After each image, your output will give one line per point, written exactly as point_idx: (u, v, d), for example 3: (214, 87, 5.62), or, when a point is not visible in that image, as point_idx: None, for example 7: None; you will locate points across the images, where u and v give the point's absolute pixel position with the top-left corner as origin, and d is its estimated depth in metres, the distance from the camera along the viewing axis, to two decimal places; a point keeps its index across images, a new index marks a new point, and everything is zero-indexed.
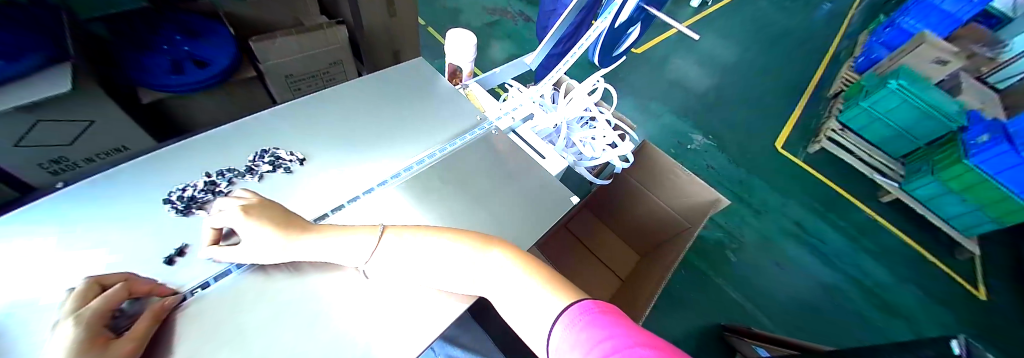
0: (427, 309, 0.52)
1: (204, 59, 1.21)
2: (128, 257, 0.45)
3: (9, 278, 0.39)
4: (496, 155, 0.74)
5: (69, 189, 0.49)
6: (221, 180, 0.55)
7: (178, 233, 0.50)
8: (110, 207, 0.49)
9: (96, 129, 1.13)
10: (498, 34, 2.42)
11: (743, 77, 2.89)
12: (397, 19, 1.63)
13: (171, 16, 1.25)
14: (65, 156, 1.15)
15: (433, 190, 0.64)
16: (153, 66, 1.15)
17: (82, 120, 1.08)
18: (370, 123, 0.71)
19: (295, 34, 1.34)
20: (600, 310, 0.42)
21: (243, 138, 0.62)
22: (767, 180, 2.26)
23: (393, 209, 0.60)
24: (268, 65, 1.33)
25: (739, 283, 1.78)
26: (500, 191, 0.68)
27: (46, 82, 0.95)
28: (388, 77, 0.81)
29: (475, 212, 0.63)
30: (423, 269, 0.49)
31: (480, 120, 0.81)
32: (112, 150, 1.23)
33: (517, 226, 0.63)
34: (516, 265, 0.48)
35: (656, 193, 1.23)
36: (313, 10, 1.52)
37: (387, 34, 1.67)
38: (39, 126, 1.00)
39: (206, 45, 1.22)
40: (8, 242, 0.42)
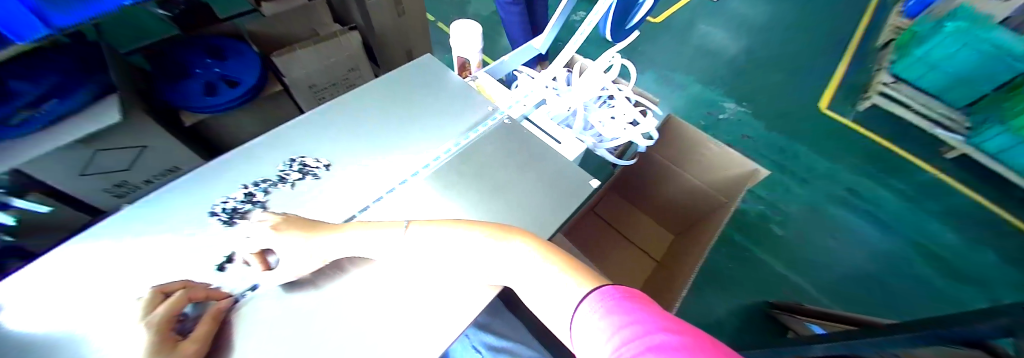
0: (456, 299, 0.52)
1: (233, 78, 1.27)
2: (183, 265, 0.49)
3: (95, 286, 0.46)
4: (513, 143, 0.72)
5: (136, 203, 0.54)
6: (258, 190, 0.58)
7: (220, 245, 0.52)
8: (163, 220, 0.53)
9: (148, 153, 1.24)
10: None
11: (776, 36, 2.66)
12: (406, 18, 1.66)
13: (195, 39, 1.30)
14: (127, 180, 1.28)
15: (454, 183, 0.64)
16: (187, 90, 1.21)
17: (136, 147, 1.19)
18: (387, 123, 0.72)
19: (306, 48, 1.36)
20: (624, 295, 0.38)
21: (270, 148, 0.65)
22: (809, 146, 2.08)
23: (418, 203, 0.61)
24: (293, 78, 1.39)
25: (784, 257, 1.67)
26: (520, 179, 0.65)
27: (97, 114, 1.03)
28: (400, 76, 0.81)
29: (494, 202, 0.61)
30: (448, 259, 0.50)
31: (492, 110, 0.77)
32: (166, 171, 1.34)
33: (539, 213, 0.61)
34: (540, 256, 0.47)
35: (686, 170, 1.18)
36: (326, 18, 1.56)
37: (399, 34, 1.70)
38: (98, 155, 1.12)
39: (231, 65, 1.28)
40: (86, 255, 0.48)
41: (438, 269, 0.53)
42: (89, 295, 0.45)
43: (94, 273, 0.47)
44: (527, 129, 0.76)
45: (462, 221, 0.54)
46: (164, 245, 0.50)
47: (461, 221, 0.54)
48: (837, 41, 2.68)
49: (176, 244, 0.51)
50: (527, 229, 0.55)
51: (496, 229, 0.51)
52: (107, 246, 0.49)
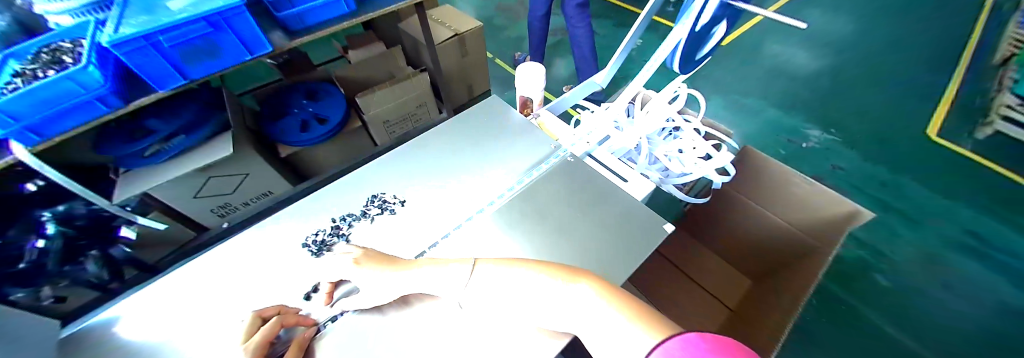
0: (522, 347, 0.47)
1: (322, 116, 1.47)
2: (280, 294, 0.54)
3: (215, 308, 0.53)
4: (575, 180, 0.71)
5: (245, 232, 0.64)
6: (343, 223, 0.64)
7: (312, 273, 0.57)
8: (269, 250, 0.61)
9: (249, 180, 1.43)
10: (559, 53, 2.46)
11: (861, 56, 2.39)
12: (468, 58, 1.86)
13: (295, 86, 1.55)
14: (229, 202, 1.47)
15: (522, 220, 0.63)
16: (286, 125, 1.43)
17: (239, 173, 1.37)
18: (455, 161, 0.77)
19: (383, 88, 1.53)
20: (710, 346, 0.27)
21: (357, 185, 0.72)
22: (918, 180, 1.76)
23: (484, 239, 0.60)
24: (370, 115, 1.55)
25: (900, 316, 1.36)
26: (584, 218, 0.63)
27: (210, 146, 1.23)
28: (468, 118, 0.88)
29: (559, 243, 0.59)
30: (513, 300, 0.47)
31: (555, 148, 0.78)
32: (260, 195, 1.52)
33: (607, 256, 0.57)
34: (608, 302, 0.42)
35: (768, 207, 1.07)
36: (401, 63, 1.73)
37: (462, 72, 1.88)
38: (211, 180, 1.32)
39: (322, 104, 1.49)
40: (218, 277, 0.58)
41: (500, 313, 0.49)
42: (204, 313, 0.53)
43: (212, 293, 0.55)
44: (594, 169, 0.74)
45: (524, 259, 0.52)
46: (265, 271, 0.58)
47: (521, 260, 0.52)
48: (944, 60, 2.32)
49: (273, 270, 0.58)
50: (593, 272, 0.51)
51: (561, 273, 0.48)
52: (224, 267, 0.59)
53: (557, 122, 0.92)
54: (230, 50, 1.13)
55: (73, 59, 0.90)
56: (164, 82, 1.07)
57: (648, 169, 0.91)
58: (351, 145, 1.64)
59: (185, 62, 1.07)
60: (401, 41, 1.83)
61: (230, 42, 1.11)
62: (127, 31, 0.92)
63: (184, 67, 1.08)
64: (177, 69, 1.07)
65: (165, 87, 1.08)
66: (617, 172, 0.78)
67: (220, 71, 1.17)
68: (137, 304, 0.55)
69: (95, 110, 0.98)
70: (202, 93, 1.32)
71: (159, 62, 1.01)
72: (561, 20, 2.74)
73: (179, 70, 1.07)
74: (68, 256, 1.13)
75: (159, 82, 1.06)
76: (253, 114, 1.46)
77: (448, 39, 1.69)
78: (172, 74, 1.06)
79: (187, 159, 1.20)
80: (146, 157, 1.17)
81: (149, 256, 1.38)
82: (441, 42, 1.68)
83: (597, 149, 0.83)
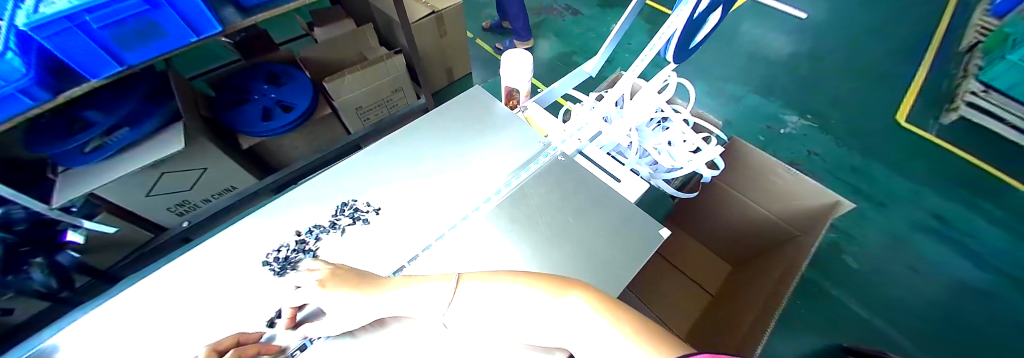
0: None
1: (288, 103, 1.34)
2: (241, 320, 0.49)
3: (161, 341, 0.47)
4: (568, 181, 0.67)
5: (198, 249, 0.57)
6: (310, 238, 0.59)
7: (278, 295, 0.52)
8: (226, 270, 0.54)
9: (208, 175, 1.30)
10: (544, 33, 2.34)
11: (840, 41, 2.43)
12: (447, 39, 1.73)
13: (254, 68, 1.39)
14: (188, 199, 1.36)
15: (512, 229, 0.59)
16: (247, 114, 1.30)
17: (196, 168, 1.25)
18: (435, 161, 0.70)
19: (353, 72, 1.40)
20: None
21: (325, 193, 0.66)
22: (884, 164, 1.85)
23: (472, 250, 0.56)
24: (341, 101, 1.43)
25: (860, 293, 1.47)
26: (577, 223, 0.60)
27: (156, 140, 1.09)
28: (448, 111, 0.81)
29: (554, 250, 0.56)
30: (503, 319, 0.42)
31: (544, 146, 0.74)
32: (224, 190, 1.41)
33: (603, 264, 0.54)
34: (603, 315, 0.38)
35: (751, 197, 1.08)
36: (373, 43, 1.58)
37: (440, 53, 1.76)
38: (163, 177, 1.19)
39: (287, 90, 1.36)
40: (162, 303, 0.51)
41: (488, 330, 0.44)
42: (165, 339, 0.47)
43: (176, 314, 0.49)
44: (587, 171, 0.70)
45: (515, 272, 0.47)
46: (225, 293, 0.52)
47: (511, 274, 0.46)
48: (914, 46, 2.39)
49: (236, 291, 0.52)
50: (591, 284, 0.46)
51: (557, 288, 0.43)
52: (185, 285, 0.52)
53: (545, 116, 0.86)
54: (173, 30, 0.98)
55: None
56: (97, 70, 0.92)
57: (638, 164, 0.88)
58: (324, 132, 1.53)
59: (119, 45, 0.92)
60: (374, 18, 1.67)
61: (171, 21, 0.95)
62: (46, 10, 0.76)
63: (119, 51, 0.93)
64: (111, 54, 0.92)
65: (99, 75, 0.93)
66: (607, 170, 0.75)
67: (163, 55, 1.02)
68: (87, 330, 0.48)
69: (16, 104, 0.84)
70: (142, 79, 1.16)
71: (89, 47, 0.86)
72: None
73: (114, 56, 0.93)
74: (7, 267, 1.01)
75: (90, 70, 0.91)
76: (206, 101, 1.30)
77: (424, 18, 1.56)
78: (106, 60, 0.92)
79: (131, 156, 1.06)
80: (86, 154, 1.02)
81: (99, 262, 1.26)
82: (417, 21, 1.55)
83: (588, 146, 0.79)
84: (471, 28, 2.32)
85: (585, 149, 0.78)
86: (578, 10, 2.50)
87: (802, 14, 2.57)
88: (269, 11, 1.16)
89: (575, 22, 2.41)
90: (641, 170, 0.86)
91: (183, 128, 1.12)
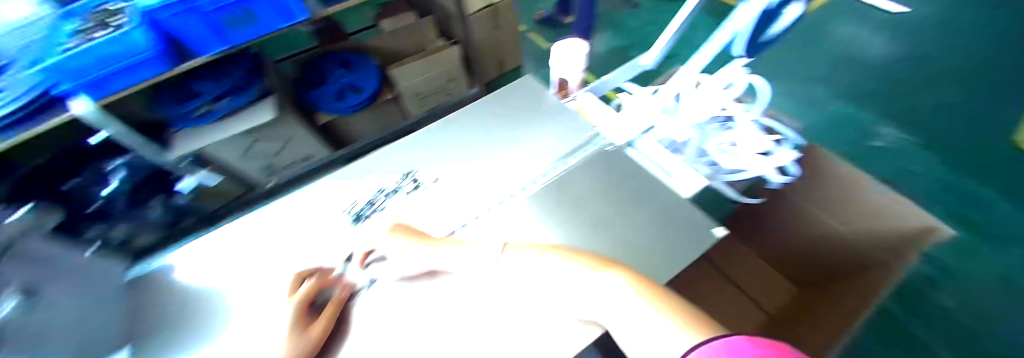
0: (546, 334, 0.43)
1: (358, 86, 1.49)
2: (317, 260, 0.56)
3: (256, 269, 0.55)
4: (614, 174, 0.66)
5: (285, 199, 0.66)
6: (377, 195, 0.65)
7: (345, 242, 0.58)
8: (304, 218, 0.62)
9: (288, 145, 1.50)
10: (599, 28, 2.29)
11: (957, 42, 2.05)
12: (502, 30, 1.78)
13: (330, 54, 1.56)
14: (273, 164, 1.56)
15: (556, 212, 0.60)
16: (324, 95, 1.47)
17: (280, 138, 1.44)
18: (487, 142, 0.74)
19: (412, 63, 1.52)
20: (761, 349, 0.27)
21: (389, 162, 0.72)
22: (1005, 193, 1.54)
23: (515, 226, 0.59)
24: (402, 87, 1.56)
25: (957, 340, 1.25)
26: (620, 213, 0.60)
27: (252, 112, 1.29)
28: (502, 96, 0.84)
29: (596, 235, 0.57)
30: (540, 287, 0.44)
31: (593, 135, 0.73)
32: (299, 160, 1.61)
33: (645, 254, 0.54)
34: (644, 298, 0.38)
35: (829, 212, 0.97)
36: (433, 34, 1.70)
37: (494, 45, 1.82)
38: (255, 144, 1.40)
39: (357, 74, 1.50)
40: (255, 240, 0.60)
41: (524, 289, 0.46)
42: (254, 269, 0.55)
43: (262, 251, 0.58)
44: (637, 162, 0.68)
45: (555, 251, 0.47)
46: (304, 236, 0.59)
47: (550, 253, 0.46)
48: None
49: (312, 236, 0.59)
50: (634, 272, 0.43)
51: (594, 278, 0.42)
52: (270, 228, 0.61)
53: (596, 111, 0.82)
54: (264, 15, 1.13)
55: (119, 21, 0.96)
56: (205, 46, 1.10)
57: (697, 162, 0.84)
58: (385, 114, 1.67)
59: (225, 27, 1.08)
60: (434, 9, 1.77)
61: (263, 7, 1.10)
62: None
63: (225, 32, 1.10)
64: (218, 34, 1.09)
65: (207, 51, 1.12)
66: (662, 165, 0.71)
67: (258, 37, 1.18)
68: (196, 255, 0.58)
69: (147, 71, 1.06)
70: (240, 56, 1.34)
71: (197, 28, 1.04)
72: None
73: (220, 36, 1.10)
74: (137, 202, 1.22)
75: (201, 46, 1.10)
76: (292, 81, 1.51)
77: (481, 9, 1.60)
78: (211, 39, 1.09)
79: (231, 123, 1.26)
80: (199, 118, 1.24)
81: None
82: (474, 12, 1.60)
83: (640, 139, 0.76)
84: (525, 21, 2.36)
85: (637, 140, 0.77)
86: (636, 3, 2.41)
87: (906, 11, 2.23)
88: (342, 3, 1.29)
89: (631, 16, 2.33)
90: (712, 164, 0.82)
91: (273, 102, 1.31)
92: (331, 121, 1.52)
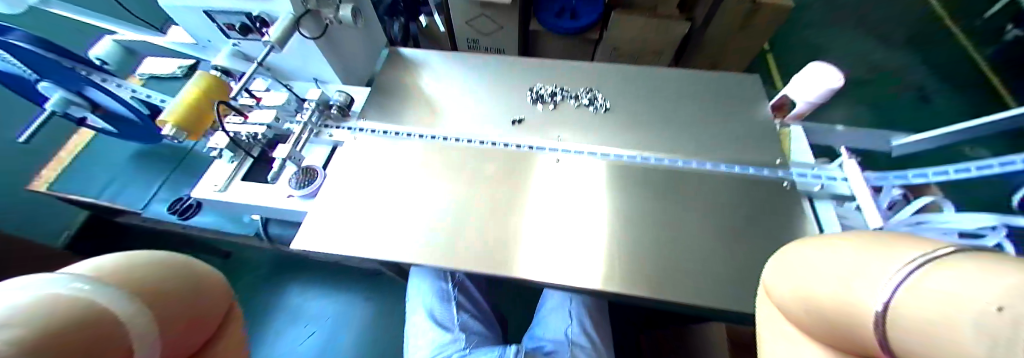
0: (577, 254, 0.54)
1: (579, 13, 1.27)
2: (484, 117, 0.73)
3: (451, 99, 0.76)
4: (755, 200, 0.59)
5: (498, 63, 0.81)
6: (558, 94, 0.74)
7: (515, 113, 0.73)
8: (499, 83, 0.78)
9: (502, 36, 1.35)
10: (910, 83, 1.54)
11: None
12: (744, 34, 1.29)
13: None
14: (478, 41, 1.40)
15: (650, 186, 0.61)
16: (547, 8, 1.30)
17: (496, 26, 1.31)
18: (669, 110, 0.70)
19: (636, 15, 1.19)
20: None
21: (579, 77, 0.77)
22: None
23: (615, 176, 0.63)
24: (610, 33, 1.25)
25: None
26: (709, 231, 0.56)
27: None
28: (715, 81, 0.74)
29: (668, 225, 0.57)
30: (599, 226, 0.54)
31: (778, 166, 0.62)
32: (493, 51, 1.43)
33: (705, 274, 0.52)
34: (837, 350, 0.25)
35: None
36: None
37: (745, 44, 1.33)
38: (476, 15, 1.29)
39: (587, 3, 1.27)
40: (465, 79, 0.79)
41: (605, 235, 0.56)
42: (452, 100, 0.76)
43: (463, 91, 0.77)
44: (804, 208, 0.58)
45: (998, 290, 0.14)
46: (492, 95, 0.76)
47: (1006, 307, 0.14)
48: None
49: (495, 98, 0.76)
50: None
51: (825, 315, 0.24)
52: (479, 78, 0.79)
53: (846, 159, 0.60)
54: None
55: None
56: None
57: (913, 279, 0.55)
58: (577, 49, 1.39)
59: None
60: None
61: None
62: None
63: None
64: None
65: None
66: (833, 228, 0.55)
67: None
68: (427, 72, 0.81)
69: None
70: None
71: None
72: (890, 18, 1.76)
73: None
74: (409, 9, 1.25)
75: None
76: None
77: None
78: None
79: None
80: None
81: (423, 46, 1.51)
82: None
83: (826, 205, 0.59)
84: (808, 26, 1.74)
85: (852, 201, 0.59)
86: (1002, 87, 1.52)
87: None
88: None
89: (906, 69, 1.58)
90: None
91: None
92: (539, 33, 1.35)
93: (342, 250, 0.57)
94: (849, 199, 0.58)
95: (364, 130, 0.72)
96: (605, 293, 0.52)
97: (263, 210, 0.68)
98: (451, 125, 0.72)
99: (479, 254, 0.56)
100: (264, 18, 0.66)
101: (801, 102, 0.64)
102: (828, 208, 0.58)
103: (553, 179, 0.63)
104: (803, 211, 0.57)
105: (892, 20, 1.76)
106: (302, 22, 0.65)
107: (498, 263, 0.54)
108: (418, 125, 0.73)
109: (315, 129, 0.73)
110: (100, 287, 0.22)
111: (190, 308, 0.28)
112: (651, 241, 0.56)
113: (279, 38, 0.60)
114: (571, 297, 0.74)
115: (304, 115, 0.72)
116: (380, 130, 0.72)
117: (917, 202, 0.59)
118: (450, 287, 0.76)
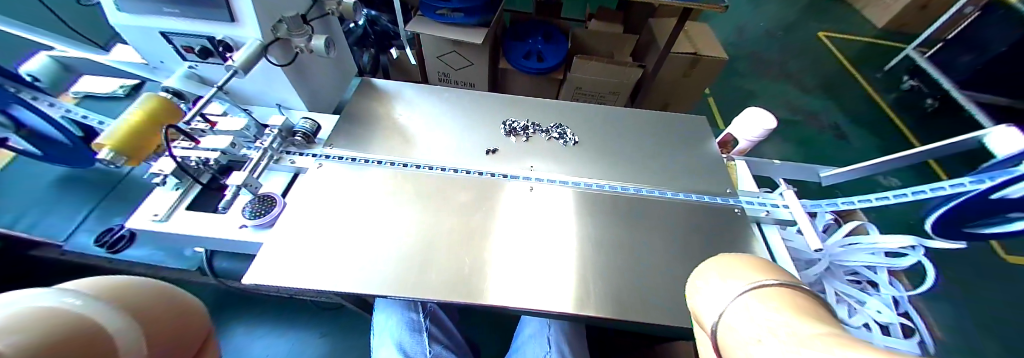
0: (549, 284, 0.54)
1: (544, 56, 1.36)
2: (457, 147, 0.74)
3: (424, 129, 0.76)
4: (711, 226, 0.63)
5: (470, 97, 0.84)
6: (529, 127, 0.77)
7: (489, 144, 0.75)
8: (472, 115, 0.80)
9: (473, 70, 1.41)
10: (829, 120, 1.79)
11: None
12: (689, 79, 1.45)
13: (543, 22, 1.44)
14: (449, 74, 1.46)
15: (618, 214, 0.64)
16: (515, 49, 1.38)
17: (467, 61, 1.37)
18: (631, 144, 0.76)
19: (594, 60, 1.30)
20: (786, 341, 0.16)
21: (548, 111, 0.82)
22: None
23: (585, 204, 0.65)
24: (572, 75, 1.34)
25: None
26: (673, 257, 0.59)
27: (474, 32, 1.24)
28: (669, 118, 0.81)
29: (635, 252, 0.59)
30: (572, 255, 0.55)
31: (730, 194, 0.68)
32: (465, 84, 1.49)
33: (671, 298, 0.54)
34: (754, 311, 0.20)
35: None
36: (625, 53, 1.46)
37: (691, 88, 1.48)
38: (448, 50, 1.34)
39: (552, 47, 1.37)
40: (439, 110, 0.80)
41: (577, 263, 0.57)
42: (425, 130, 0.76)
43: (437, 122, 0.78)
44: (755, 233, 0.63)
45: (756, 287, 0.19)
46: (465, 126, 0.77)
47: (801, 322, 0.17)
48: None
49: (469, 129, 0.77)
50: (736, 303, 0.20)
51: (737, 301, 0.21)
52: (452, 110, 0.80)
53: (785, 190, 0.67)
54: None
55: None
56: None
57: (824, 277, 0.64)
58: (543, 88, 1.47)
59: None
60: (645, 34, 1.51)
61: None
62: None
63: None
64: None
65: None
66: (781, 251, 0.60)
67: None
68: (398, 102, 0.81)
69: None
70: None
71: None
72: (809, 69, 2.06)
73: None
74: (381, 42, 1.27)
75: None
76: (500, 28, 1.51)
77: (684, 53, 1.34)
78: None
79: (453, 31, 1.25)
80: (436, 14, 1.26)
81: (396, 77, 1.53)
82: (674, 51, 1.34)
83: (772, 229, 0.65)
84: (743, 71, 1.99)
85: (792, 225, 0.66)
86: (898, 125, 1.81)
87: None
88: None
89: (825, 111, 1.83)
90: (804, 275, 0.64)
91: (482, 32, 1.24)
92: (507, 70, 1.42)
93: (298, 285, 0.52)
94: (790, 223, 0.64)
95: (331, 157, 0.70)
96: (578, 319, 0.52)
97: (210, 242, 0.62)
98: (424, 154, 0.72)
99: (452, 287, 0.53)
100: (228, 42, 0.64)
101: (743, 139, 0.72)
102: (773, 231, 0.65)
103: (527, 207, 0.64)
104: (755, 237, 0.62)
105: (809, 70, 2.05)
106: (269, 48, 0.65)
107: (473, 295, 0.52)
108: (389, 154, 0.72)
109: (275, 155, 0.69)
110: (95, 302, 0.16)
111: (183, 334, 0.20)
112: (620, 267, 0.57)
113: (243, 61, 0.58)
114: (549, 324, 0.73)
115: (265, 140, 0.69)
116: (349, 157, 0.70)
117: (847, 225, 0.67)
118: (421, 318, 0.71)
